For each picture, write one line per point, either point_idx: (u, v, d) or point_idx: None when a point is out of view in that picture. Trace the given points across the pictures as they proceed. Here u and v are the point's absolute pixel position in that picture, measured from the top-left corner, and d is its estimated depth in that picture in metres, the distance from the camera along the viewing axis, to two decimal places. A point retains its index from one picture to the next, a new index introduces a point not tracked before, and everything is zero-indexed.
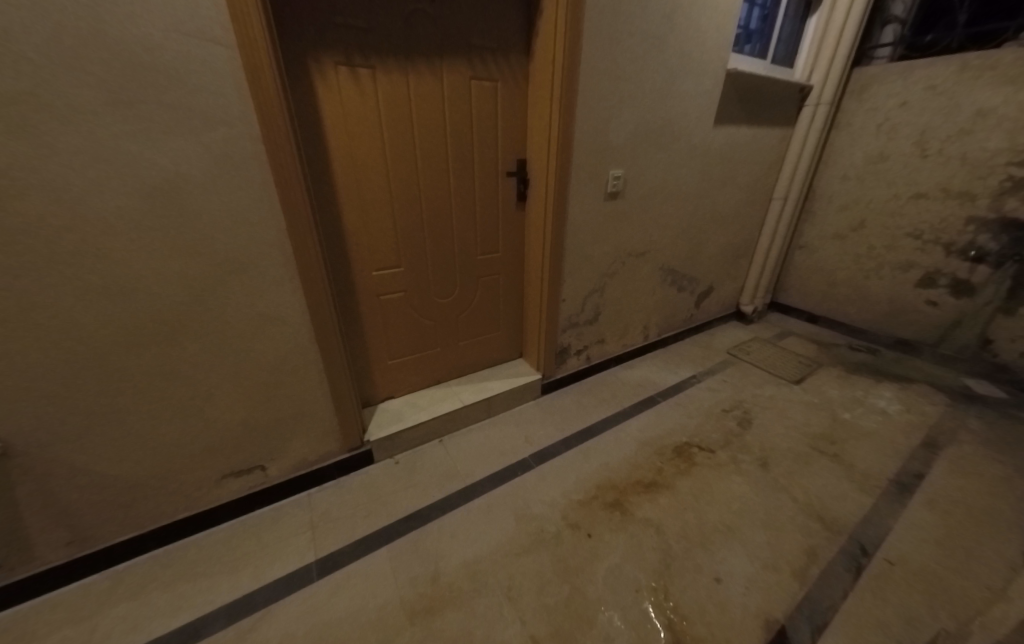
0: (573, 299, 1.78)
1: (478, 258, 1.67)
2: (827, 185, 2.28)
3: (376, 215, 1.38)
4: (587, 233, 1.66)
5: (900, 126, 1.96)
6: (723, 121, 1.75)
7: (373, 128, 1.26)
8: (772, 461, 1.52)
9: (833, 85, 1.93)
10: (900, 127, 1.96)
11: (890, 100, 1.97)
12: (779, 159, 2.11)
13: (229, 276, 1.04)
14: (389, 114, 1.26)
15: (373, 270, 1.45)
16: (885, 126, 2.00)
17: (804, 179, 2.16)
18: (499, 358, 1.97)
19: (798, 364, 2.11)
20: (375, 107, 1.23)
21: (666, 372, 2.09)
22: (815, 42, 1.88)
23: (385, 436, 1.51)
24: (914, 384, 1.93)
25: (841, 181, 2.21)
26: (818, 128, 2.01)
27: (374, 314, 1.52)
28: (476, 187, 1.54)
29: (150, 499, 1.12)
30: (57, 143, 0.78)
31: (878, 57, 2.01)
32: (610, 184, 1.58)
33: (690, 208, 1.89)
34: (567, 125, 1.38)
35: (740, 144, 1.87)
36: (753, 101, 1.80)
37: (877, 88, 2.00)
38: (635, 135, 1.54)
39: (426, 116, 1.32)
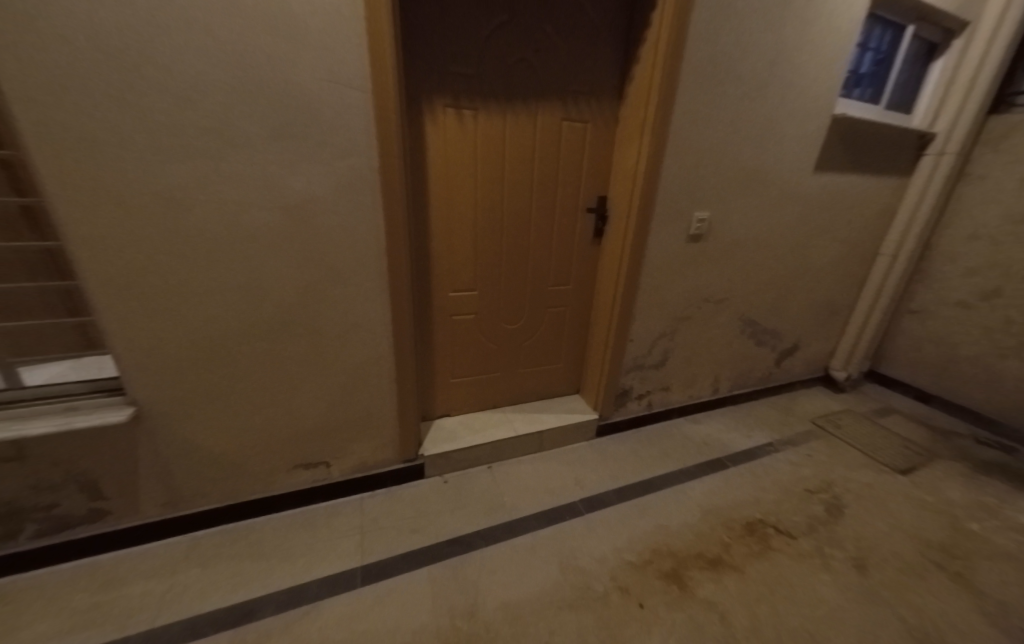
0: (641, 340, 1.71)
1: (549, 289, 1.69)
2: (949, 244, 2.00)
3: (461, 240, 1.47)
4: (663, 274, 1.61)
5: None
6: (824, 168, 1.64)
7: (469, 163, 1.37)
8: (870, 565, 1.28)
9: (963, 134, 1.72)
10: None
11: None
12: (890, 212, 1.90)
13: (329, 285, 1.16)
14: (485, 150, 1.37)
15: (450, 291, 1.53)
16: None
17: (922, 235, 1.91)
18: (556, 390, 1.94)
19: (905, 451, 1.80)
20: (473, 145, 1.34)
21: (738, 434, 1.90)
22: (939, 87, 1.72)
23: (439, 454, 1.53)
24: None
25: (969, 241, 1.93)
26: (940, 180, 1.79)
27: (445, 332, 1.59)
28: (555, 220, 1.58)
29: (232, 476, 1.24)
30: (226, 166, 0.96)
31: (1020, 103, 1.76)
32: (693, 226, 1.55)
33: (778, 260, 1.76)
34: (655, 166, 1.38)
35: (842, 194, 1.73)
36: (862, 150, 1.67)
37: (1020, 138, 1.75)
38: (725, 179, 1.50)
39: (518, 153, 1.41)
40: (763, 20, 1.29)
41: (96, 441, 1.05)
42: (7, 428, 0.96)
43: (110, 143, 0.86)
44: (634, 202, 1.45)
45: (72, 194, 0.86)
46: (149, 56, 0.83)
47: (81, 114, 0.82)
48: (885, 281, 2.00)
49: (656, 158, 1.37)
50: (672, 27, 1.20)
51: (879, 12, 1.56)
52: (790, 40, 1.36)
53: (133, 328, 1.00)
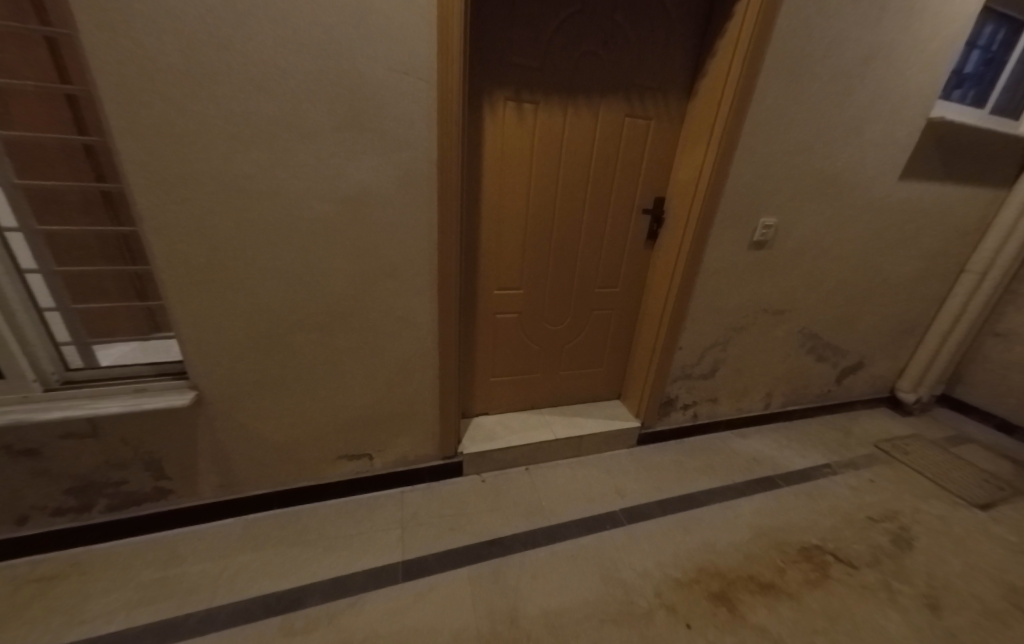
0: (691, 349, 1.65)
1: (596, 291, 1.64)
2: None
3: (511, 238, 1.43)
4: (720, 281, 1.53)
5: None
6: (912, 175, 1.54)
7: (526, 159, 1.32)
8: (944, 606, 1.17)
9: None
10: None
11: None
12: (980, 227, 1.78)
13: (384, 278, 1.15)
14: (542, 146, 1.32)
15: (496, 289, 1.50)
16: None
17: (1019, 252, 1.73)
18: (596, 395, 1.89)
19: (982, 484, 1.66)
20: (531, 140, 1.30)
21: (789, 453, 1.80)
22: None
23: (478, 452, 1.52)
24: None
25: None
26: None
27: (488, 331, 1.57)
28: (608, 220, 1.52)
29: (281, 463, 1.27)
30: (294, 158, 0.96)
31: None
32: (758, 232, 1.46)
33: (848, 273, 1.69)
34: (723, 168, 1.30)
35: (930, 204, 1.63)
36: (954, 157, 1.55)
37: None
38: (797, 183, 1.42)
39: (577, 148, 1.36)
40: (857, 13, 1.20)
41: (160, 422, 1.09)
42: (82, 405, 1.01)
43: (187, 132, 0.87)
44: (696, 203, 1.37)
45: (153, 183, 0.89)
46: (232, 46, 0.83)
47: (163, 104, 0.84)
48: (968, 301, 1.87)
49: (726, 155, 1.28)
50: (758, 18, 1.11)
51: (995, 6, 1.43)
52: (886, 40, 1.28)
53: (198, 315, 1.03)
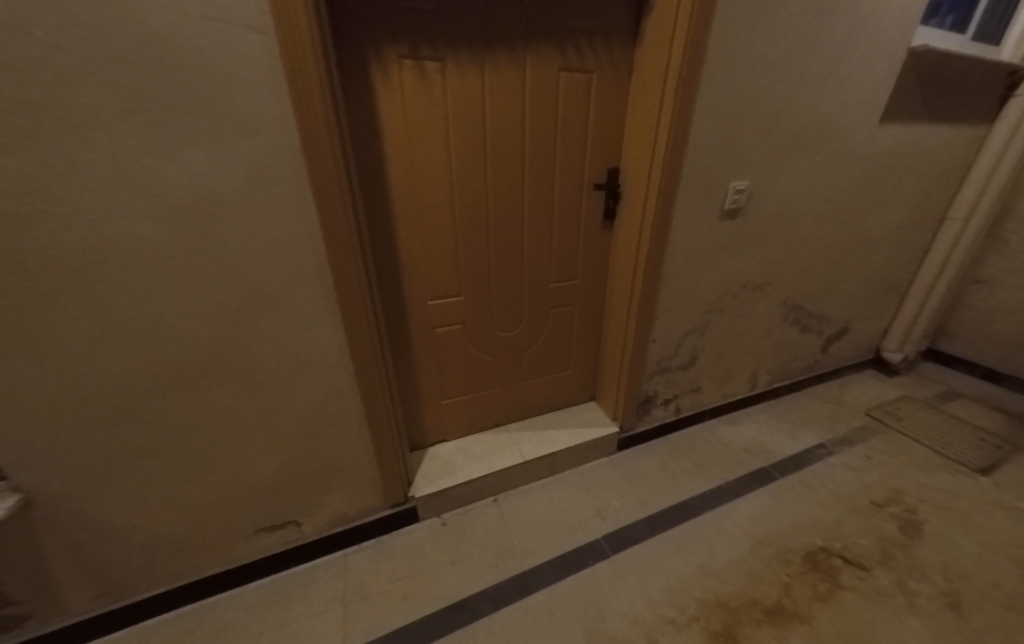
0: (664, 339, 1.47)
1: (551, 286, 1.41)
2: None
3: (437, 235, 1.17)
4: (690, 260, 1.34)
5: None
6: (894, 116, 1.38)
7: (439, 135, 1.05)
8: (965, 602, 1.04)
9: None
10: None
11: None
12: (962, 168, 1.65)
13: (263, 311, 0.88)
14: (457, 115, 1.04)
15: (428, 298, 1.25)
16: None
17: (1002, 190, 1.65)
18: (567, 400, 1.69)
19: (979, 445, 1.59)
20: (442, 109, 1.02)
21: (780, 436, 1.67)
22: None
23: (434, 493, 1.30)
24: None
25: None
26: None
27: (429, 348, 1.33)
28: (555, 202, 1.28)
29: (176, 553, 1.01)
30: (73, 159, 0.65)
31: None
32: (729, 199, 1.27)
33: (827, 235, 1.55)
34: (682, 127, 1.07)
35: (913, 150, 1.49)
36: (935, 92, 1.39)
37: None
38: (768, 138, 1.22)
39: (503, 115, 1.09)
40: None
41: None
42: None
43: None
44: (653, 173, 1.15)
45: None
46: None
47: None
48: (952, 249, 1.78)
49: (684, 111, 1.05)
50: None
51: None
52: None
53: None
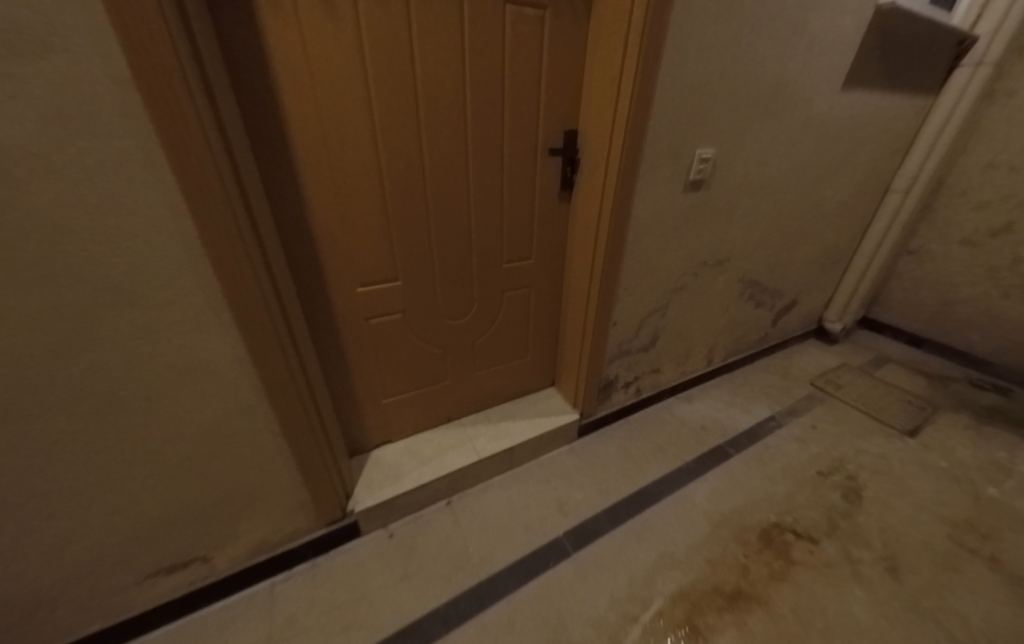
0: (626, 321, 1.39)
1: (503, 267, 1.27)
2: (962, 171, 1.88)
3: (363, 208, 0.97)
4: (652, 236, 1.25)
5: None
6: (852, 84, 1.34)
7: (357, 79, 0.84)
8: (903, 565, 1.10)
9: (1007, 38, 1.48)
10: None
11: None
12: (908, 139, 1.71)
13: (117, 311, 0.66)
14: (379, 54, 0.83)
15: (359, 284, 1.06)
16: None
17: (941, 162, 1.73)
18: (525, 388, 1.58)
19: (907, 407, 1.71)
20: (358, 44, 0.81)
21: (734, 411, 1.70)
22: None
23: (378, 505, 1.15)
24: None
25: (986, 169, 1.81)
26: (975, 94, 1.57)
27: (365, 342, 1.15)
28: (505, 169, 1.11)
29: (38, 618, 0.80)
30: None
31: None
32: (694, 169, 1.17)
33: (785, 208, 1.52)
34: (645, 84, 0.95)
35: (868, 120, 1.48)
36: (889, 60, 1.37)
37: None
38: (735, 100, 1.13)
39: (438, 58, 0.90)
40: None
41: None
42: None
43: None
44: (614, 136, 1.03)
45: None
46: None
47: None
48: (892, 221, 1.86)
49: (648, 61, 0.92)
50: None
51: None
52: None
53: None
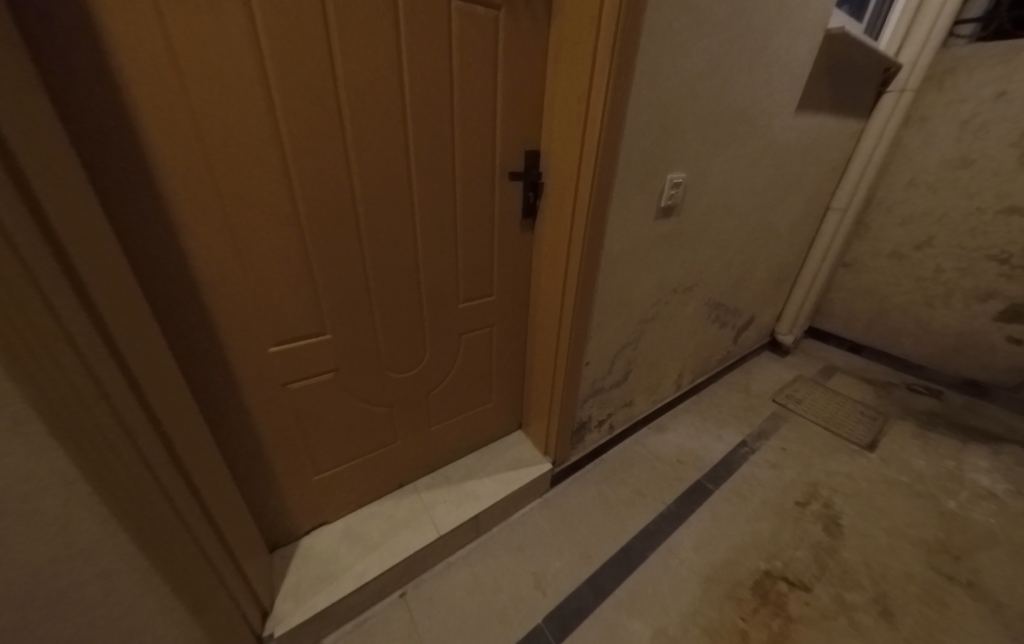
0: (599, 358, 1.26)
1: (459, 306, 1.09)
2: (887, 190, 2.03)
3: (273, 248, 0.76)
4: (624, 265, 1.13)
5: (991, 124, 1.69)
6: (804, 106, 1.34)
7: (254, 85, 0.64)
8: (895, 606, 1.05)
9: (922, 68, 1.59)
10: (991, 125, 1.69)
11: (982, 91, 1.69)
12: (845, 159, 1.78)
13: None
14: (282, 55, 0.64)
15: (273, 341, 0.83)
16: (974, 122, 1.73)
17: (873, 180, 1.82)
18: (491, 435, 1.40)
19: (863, 420, 1.76)
20: (252, 40, 0.61)
21: (707, 438, 1.62)
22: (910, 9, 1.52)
23: (307, 619, 0.90)
24: (1001, 443, 1.65)
25: (908, 187, 1.96)
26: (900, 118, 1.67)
27: (287, 410, 0.91)
28: (457, 195, 0.95)
29: None
30: None
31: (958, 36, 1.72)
32: (666, 194, 1.08)
33: (747, 229, 1.50)
34: (618, 101, 0.83)
35: (815, 141, 1.51)
36: (833, 85, 1.40)
37: (964, 74, 1.73)
38: (706, 121, 1.05)
39: (366, 64, 0.72)
40: None
41: None
42: None
43: None
44: (582, 162, 0.91)
45: None
46: None
47: None
48: (834, 237, 1.94)
49: (621, 78, 0.80)
50: None
51: None
52: None
53: None
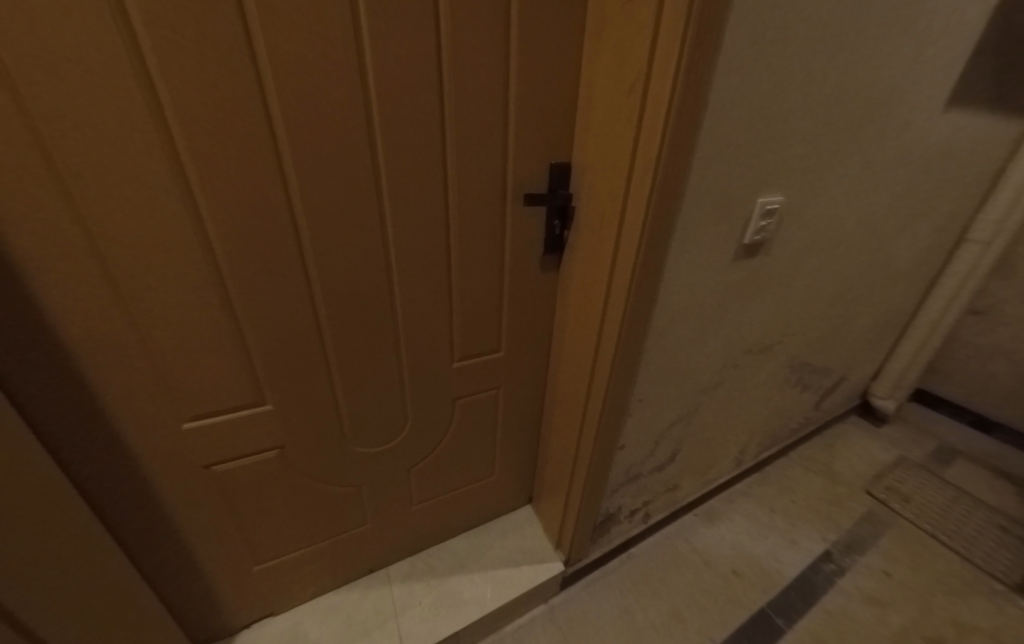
0: (636, 439, 0.94)
1: (452, 367, 0.85)
2: None
3: (184, 305, 0.55)
4: (681, 323, 0.81)
5: None
6: (958, 96, 0.94)
7: (128, 81, 0.42)
8: None
9: None
10: None
11: None
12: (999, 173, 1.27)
13: None
14: (167, 32, 0.41)
15: (190, 417, 0.63)
16: None
17: None
18: (492, 510, 1.14)
19: (1008, 538, 1.26)
20: (112, 13, 0.38)
21: (775, 542, 1.23)
22: None
23: None
24: None
25: None
26: None
27: (214, 495, 0.71)
28: (451, 230, 0.70)
29: None
30: None
31: None
32: (754, 228, 0.75)
33: (857, 267, 1.09)
34: (692, 103, 0.53)
35: (964, 147, 1.08)
36: (1001, 67, 0.98)
37: None
38: (819, 119, 0.70)
39: (308, 47, 0.47)
40: None
41: None
42: None
43: None
44: (629, 191, 0.62)
45: None
46: None
47: None
48: (969, 276, 1.41)
49: (703, 62, 0.50)
50: None
51: None
52: None
53: None
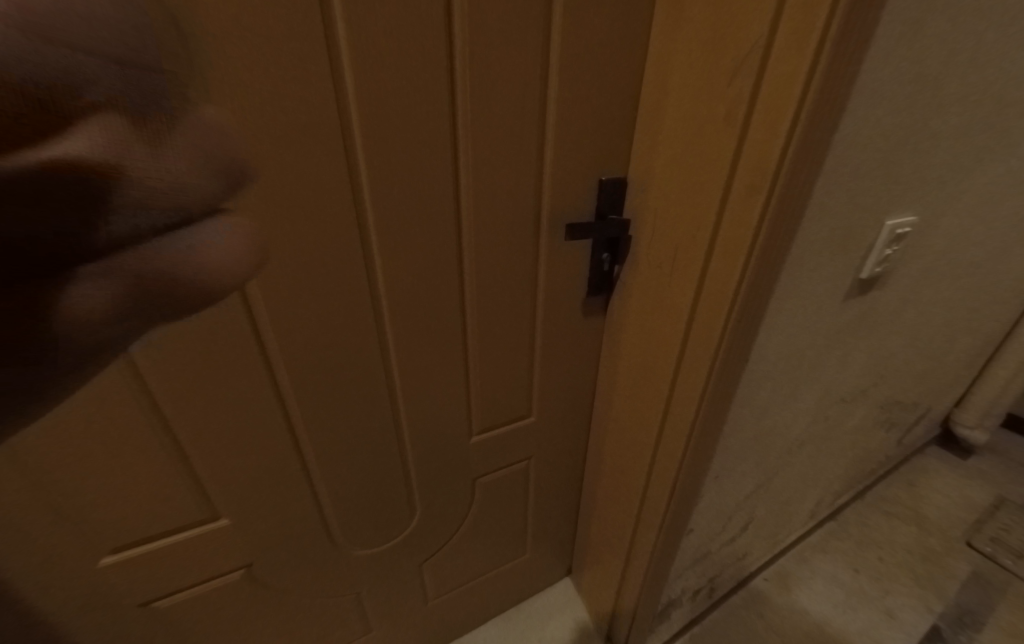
0: (706, 518, 0.75)
1: (474, 442, 0.67)
2: None
3: (91, 416, 0.38)
4: (773, 382, 0.62)
5: None
6: None
7: None
8: None
9: None
10: None
11: None
12: None
13: None
14: None
15: (131, 550, 0.48)
16: None
17: None
18: (524, 590, 0.95)
19: None
20: None
21: (865, 614, 1.01)
22: None
23: None
24: None
25: None
26: None
27: (175, 626, 0.56)
28: (470, 280, 0.52)
29: None
30: None
31: None
32: (876, 261, 0.56)
33: (974, 287, 0.87)
34: (840, 98, 0.34)
35: None
36: None
37: None
38: (981, 110, 0.50)
39: (251, 34, 0.29)
40: None
41: None
42: None
43: None
44: (721, 223, 0.44)
45: None
46: None
47: None
48: None
49: (870, 27, 0.31)
50: None
51: None
52: None
53: None
